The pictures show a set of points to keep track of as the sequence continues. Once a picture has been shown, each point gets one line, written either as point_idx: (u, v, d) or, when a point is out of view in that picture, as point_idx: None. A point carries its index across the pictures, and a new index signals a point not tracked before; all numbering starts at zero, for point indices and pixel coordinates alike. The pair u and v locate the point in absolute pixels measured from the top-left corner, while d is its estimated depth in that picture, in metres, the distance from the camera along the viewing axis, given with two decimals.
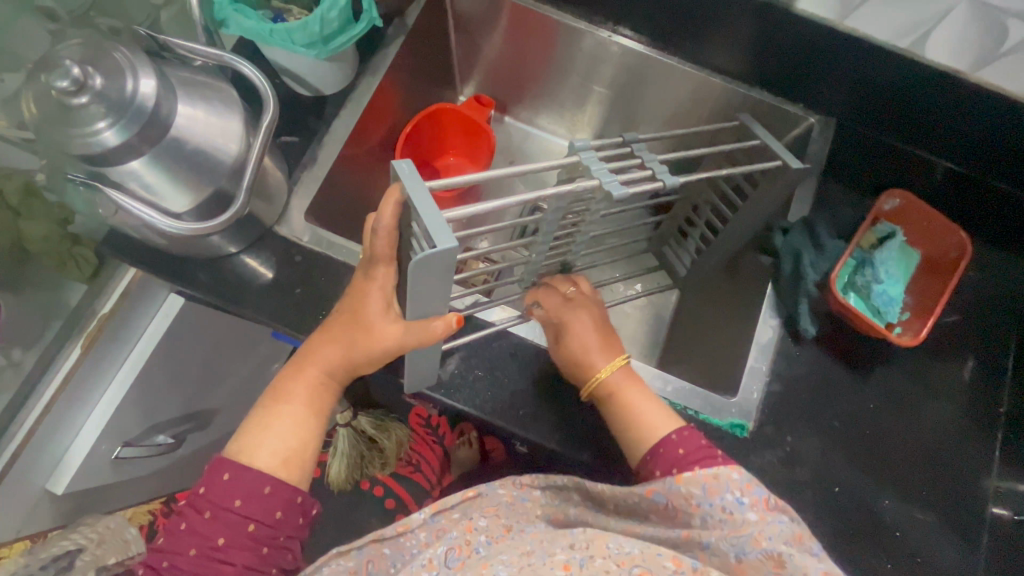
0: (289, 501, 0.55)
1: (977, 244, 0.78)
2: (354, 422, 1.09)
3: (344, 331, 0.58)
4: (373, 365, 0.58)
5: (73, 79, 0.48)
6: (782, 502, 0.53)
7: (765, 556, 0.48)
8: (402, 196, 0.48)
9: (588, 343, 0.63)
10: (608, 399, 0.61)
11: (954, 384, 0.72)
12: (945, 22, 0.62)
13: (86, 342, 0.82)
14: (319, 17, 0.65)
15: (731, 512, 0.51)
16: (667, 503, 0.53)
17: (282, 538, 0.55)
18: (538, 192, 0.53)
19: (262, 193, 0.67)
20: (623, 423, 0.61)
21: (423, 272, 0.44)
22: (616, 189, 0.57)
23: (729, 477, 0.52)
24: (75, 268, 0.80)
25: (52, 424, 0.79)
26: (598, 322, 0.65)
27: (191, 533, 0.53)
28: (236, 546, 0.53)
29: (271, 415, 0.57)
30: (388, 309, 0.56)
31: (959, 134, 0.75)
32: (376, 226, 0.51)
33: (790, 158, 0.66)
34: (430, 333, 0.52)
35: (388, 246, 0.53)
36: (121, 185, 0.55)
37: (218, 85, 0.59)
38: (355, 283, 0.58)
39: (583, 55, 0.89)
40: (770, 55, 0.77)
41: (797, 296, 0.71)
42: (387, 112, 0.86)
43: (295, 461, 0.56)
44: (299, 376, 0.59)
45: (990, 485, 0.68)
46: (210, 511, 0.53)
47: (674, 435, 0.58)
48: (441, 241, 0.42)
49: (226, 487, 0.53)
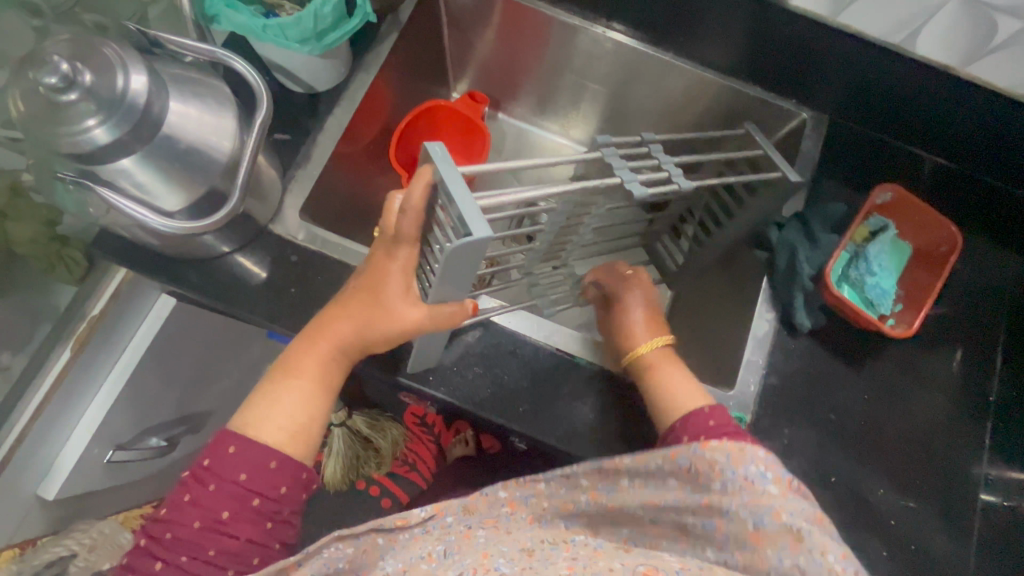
0: (294, 477, 0.55)
1: (967, 237, 0.79)
2: (348, 421, 1.10)
3: (360, 308, 0.57)
4: (385, 344, 0.58)
5: (62, 75, 0.47)
6: (803, 486, 0.53)
7: (785, 528, 0.47)
8: (433, 178, 0.47)
9: (634, 319, 0.69)
10: (642, 373, 0.65)
11: (945, 374, 0.73)
12: (936, 18, 0.64)
13: (76, 345, 0.81)
14: (312, 14, 0.64)
15: (753, 481, 0.51)
16: (690, 466, 0.53)
17: (286, 513, 0.55)
18: (553, 187, 0.54)
19: (255, 192, 0.66)
20: (654, 395, 0.63)
21: (456, 254, 0.45)
22: (638, 190, 0.59)
23: (754, 451, 0.53)
24: (65, 270, 0.79)
25: (42, 429, 0.78)
26: (650, 306, 0.70)
27: (193, 505, 0.52)
28: (241, 520, 0.52)
29: (280, 393, 0.56)
30: (409, 291, 0.55)
31: (952, 127, 0.76)
32: (404, 205, 0.49)
33: (787, 169, 0.68)
34: (450, 318, 0.55)
35: (415, 229, 0.51)
36: (111, 183, 0.54)
37: (211, 82, 0.58)
38: (373, 259, 0.56)
39: (577, 52, 0.89)
40: (764, 51, 0.78)
41: (791, 290, 0.71)
42: (381, 109, 0.85)
43: (301, 442, 0.56)
44: (311, 352, 0.58)
45: (980, 473, 0.69)
46: (215, 484, 0.52)
47: (706, 409, 0.60)
48: (477, 230, 0.42)
49: (232, 460, 0.53)
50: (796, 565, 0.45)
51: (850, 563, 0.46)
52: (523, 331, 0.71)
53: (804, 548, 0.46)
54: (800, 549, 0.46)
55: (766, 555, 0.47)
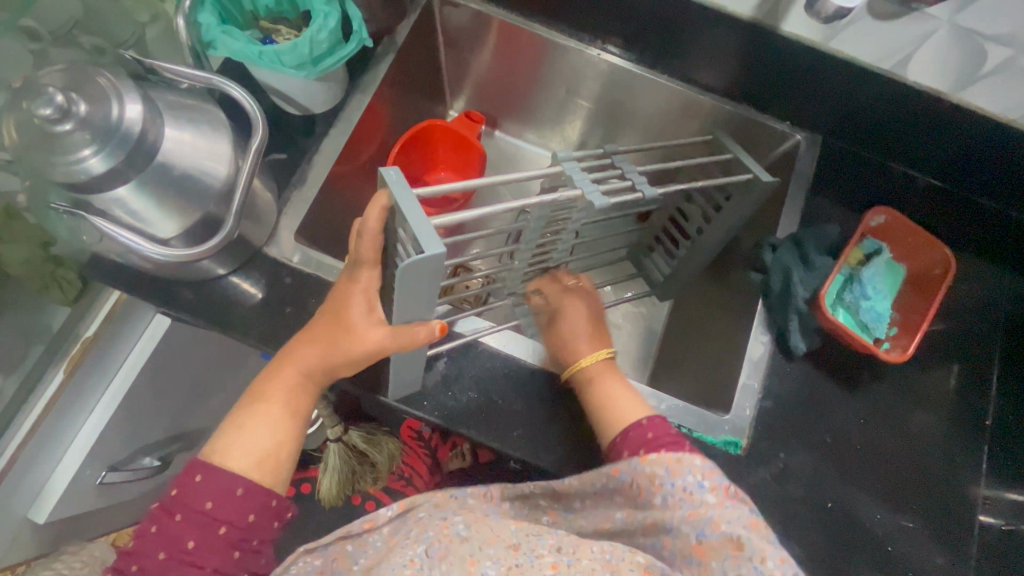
0: (263, 505, 0.54)
1: (963, 257, 0.79)
2: (344, 437, 1.03)
3: (324, 332, 0.57)
4: (353, 367, 0.58)
5: (56, 107, 0.47)
6: (742, 492, 0.54)
7: (725, 538, 0.49)
8: (388, 202, 0.48)
9: (575, 327, 0.68)
10: (586, 385, 0.64)
11: (941, 395, 0.73)
12: (926, 45, 0.65)
13: (69, 366, 0.83)
14: (308, 39, 0.65)
15: (691, 493, 0.52)
16: (632, 482, 0.54)
17: (256, 541, 0.54)
18: (521, 201, 0.54)
19: (251, 215, 0.66)
20: (596, 407, 0.63)
21: (409, 276, 0.45)
22: (598, 200, 0.59)
23: (691, 461, 0.54)
24: (59, 292, 0.79)
25: (33, 453, 0.78)
26: (593, 318, 0.70)
27: (160, 536, 0.51)
28: (207, 549, 0.51)
29: (251, 420, 0.56)
30: (371, 311, 0.56)
31: (942, 149, 0.77)
32: (362, 230, 0.51)
33: (758, 171, 0.69)
34: (413, 338, 0.52)
35: (372, 251, 0.53)
36: (106, 212, 0.54)
37: (206, 108, 0.59)
38: (339, 285, 0.58)
39: (573, 73, 0.90)
40: (756, 75, 0.79)
41: (786, 312, 0.71)
42: (377, 129, 0.85)
43: (269, 462, 0.56)
44: (277, 377, 0.58)
45: (978, 495, 0.69)
46: (181, 513, 0.52)
47: (644, 420, 0.59)
48: (429, 246, 0.43)
49: (197, 489, 0.52)
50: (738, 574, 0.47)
51: (787, 566, 0.47)
52: (518, 354, 0.70)
53: (744, 557, 0.47)
54: (741, 558, 0.47)
55: (710, 566, 0.48)
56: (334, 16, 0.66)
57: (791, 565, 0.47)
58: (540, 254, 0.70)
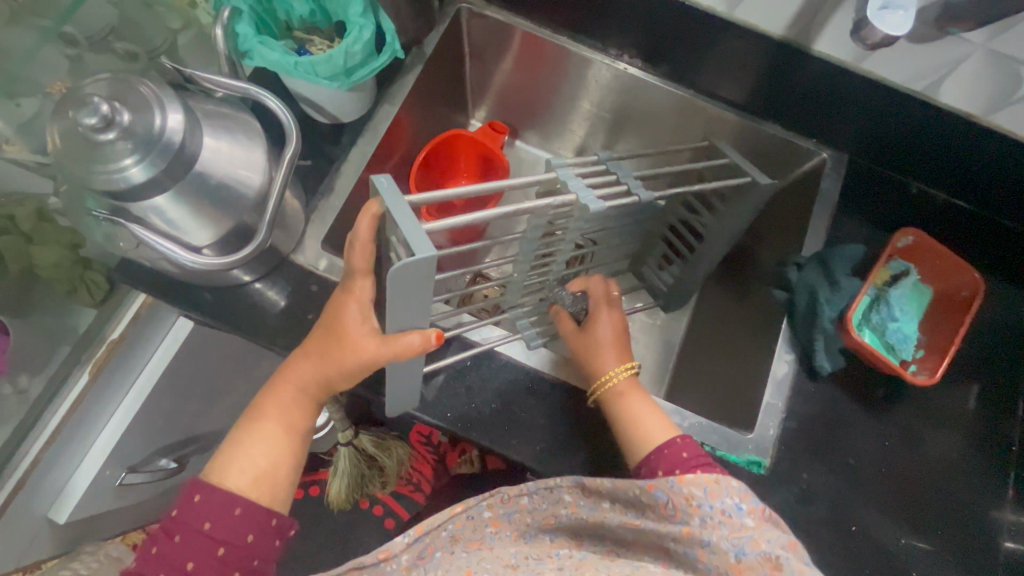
0: (262, 523, 0.53)
1: (990, 279, 0.78)
2: (355, 441, 1.03)
3: (320, 346, 0.56)
4: (349, 380, 0.56)
5: (101, 116, 0.48)
6: (775, 514, 0.54)
7: (763, 559, 0.49)
8: (379, 210, 0.48)
9: (602, 340, 0.66)
10: (612, 400, 0.63)
11: (962, 416, 0.72)
12: (960, 69, 0.65)
13: (93, 369, 0.83)
14: (343, 51, 0.66)
15: (730, 515, 0.51)
16: (668, 500, 0.53)
17: (256, 561, 0.53)
18: (520, 205, 0.53)
19: (280, 224, 0.66)
20: (626, 424, 0.62)
21: (405, 282, 0.43)
22: (592, 204, 0.57)
23: (728, 483, 0.53)
24: (87, 294, 0.80)
25: (57, 452, 0.79)
26: (621, 329, 0.68)
27: (157, 559, 0.51)
28: (205, 571, 0.51)
29: (247, 437, 0.56)
30: (365, 319, 0.53)
31: (970, 170, 0.76)
32: (353, 239, 0.50)
33: (754, 172, 0.71)
34: (408, 347, 0.49)
35: (366, 261, 0.52)
36: (143, 219, 0.54)
37: (241, 116, 0.59)
38: (332, 299, 0.56)
39: (598, 86, 0.90)
40: (784, 91, 0.79)
41: (811, 333, 0.71)
42: (402, 139, 0.86)
43: (266, 479, 0.55)
44: (273, 394, 0.57)
45: (1002, 520, 0.68)
46: (180, 534, 0.51)
47: (678, 439, 0.60)
48: (420, 249, 0.41)
49: (195, 510, 0.51)
50: None
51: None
52: (540, 368, 0.70)
53: None
54: None
55: None
56: (368, 28, 0.67)
57: None
58: (541, 260, 0.69)
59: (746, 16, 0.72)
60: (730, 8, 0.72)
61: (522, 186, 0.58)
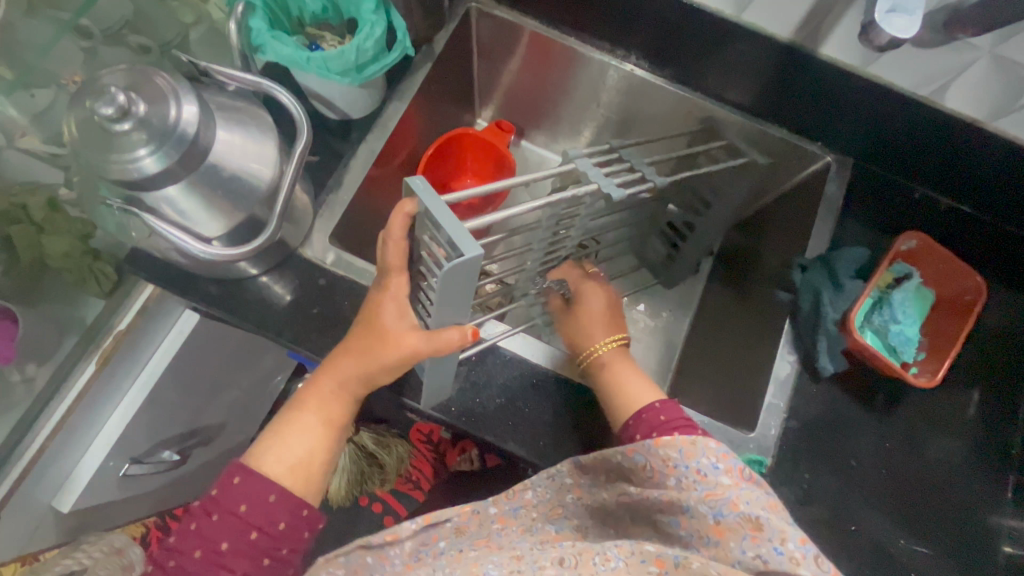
0: (294, 514, 0.54)
1: (991, 285, 0.79)
2: (355, 438, 1.11)
3: (359, 344, 0.56)
4: (392, 374, 0.56)
5: (118, 106, 0.49)
6: (756, 474, 0.53)
7: (743, 519, 0.48)
8: (412, 209, 0.47)
9: (589, 313, 0.68)
10: (597, 371, 0.64)
11: (962, 421, 0.73)
12: (965, 75, 0.66)
13: (100, 359, 0.81)
14: (355, 47, 0.66)
15: (705, 474, 0.51)
16: (646, 463, 0.53)
17: (284, 550, 0.54)
18: (538, 200, 0.55)
19: (289, 217, 0.67)
20: (611, 391, 0.63)
21: (451, 280, 0.44)
22: (615, 192, 0.60)
23: (706, 443, 0.53)
24: (95, 284, 0.78)
25: (64, 440, 0.78)
26: (610, 303, 0.69)
27: (196, 534, 0.52)
28: (237, 553, 0.52)
29: (286, 431, 0.56)
30: (403, 316, 0.54)
31: (972, 175, 0.77)
32: (387, 238, 0.50)
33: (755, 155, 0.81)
34: (449, 344, 0.51)
35: (399, 257, 0.52)
36: (155, 209, 0.55)
37: (254, 110, 0.60)
38: (367, 297, 0.56)
39: (605, 86, 0.91)
40: (789, 95, 0.79)
41: (815, 333, 0.71)
42: (410, 135, 0.86)
43: (302, 470, 0.55)
44: (313, 395, 0.57)
45: (1002, 524, 0.68)
46: (217, 513, 0.52)
47: (657, 404, 0.60)
48: (466, 249, 0.42)
49: (235, 491, 0.52)
50: (757, 555, 0.46)
51: (808, 548, 0.46)
52: (548, 366, 0.70)
53: (763, 537, 0.46)
54: (760, 539, 0.47)
55: (728, 548, 0.47)
56: (380, 25, 0.68)
57: (812, 546, 0.46)
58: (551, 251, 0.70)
59: (754, 18, 0.73)
60: (739, 11, 0.73)
61: (542, 179, 0.59)
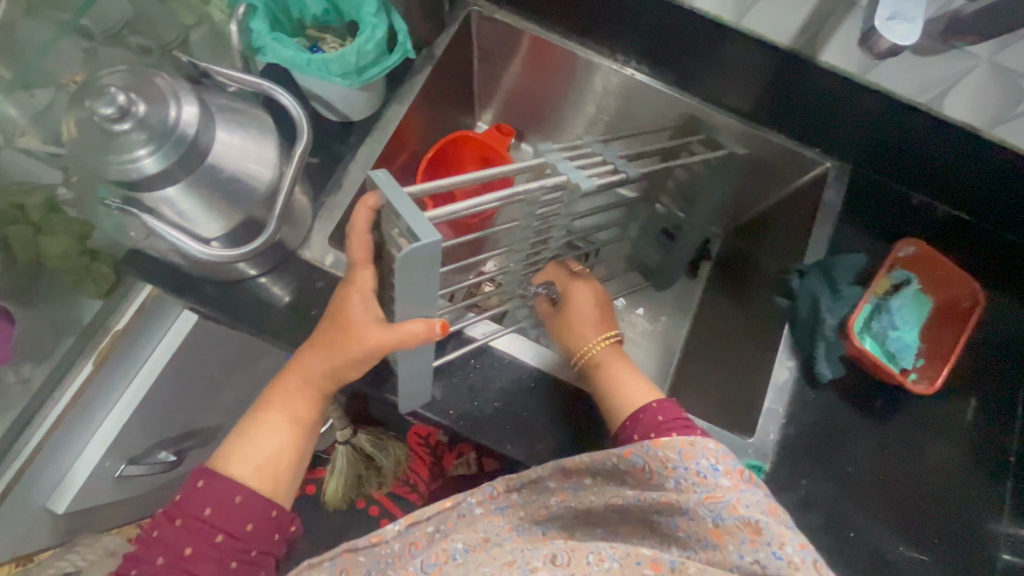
0: (262, 515, 0.53)
1: (989, 292, 0.79)
2: (353, 440, 1.03)
3: (327, 338, 0.56)
4: (359, 369, 0.56)
5: (118, 106, 0.49)
6: (755, 476, 0.53)
7: (742, 522, 0.48)
8: (373, 202, 0.50)
9: (578, 314, 0.69)
10: (592, 371, 0.65)
11: (960, 427, 0.73)
12: (964, 81, 0.66)
13: (97, 359, 0.82)
14: (356, 50, 0.67)
15: (706, 476, 0.51)
16: (644, 464, 0.53)
17: (254, 553, 0.53)
18: (512, 189, 0.55)
19: (288, 219, 0.67)
20: (606, 391, 0.64)
21: (411, 268, 0.44)
22: (585, 182, 0.61)
23: (705, 445, 0.53)
24: (92, 285, 0.78)
25: (59, 440, 0.79)
26: (599, 301, 0.70)
27: (160, 542, 0.51)
28: (203, 557, 0.51)
29: (254, 429, 0.56)
30: (369, 307, 0.54)
31: (972, 183, 0.77)
32: (352, 230, 0.53)
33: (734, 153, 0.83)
34: (414, 335, 0.51)
35: (363, 250, 0.54)
36: (153, 210, 0.55)
37: (254, 112, 0.60)
38: (336, 293, 0.57)
39: (605, 91, 0.91)
40: (784, 102, 0.80)
41: (813, 339, 0.72)
42: (410, 138, 0.86)
43: (267, 471, 0.55)
44: (287, 388, 0.57)
45: (1000, 532, 0.68)
46: (181, 518, 0.51)
47: (654, 404, 0.60)
48: (423, 234, 0.42)
49: (198, 495, 0.52)
50: (756, 559, 0.46)
51: (806, 552, 0.47)
52: (543, 368, 0.70)
53: (762, 541, 0.47)
54: (759, 542, 0.47)
55: (727, 551, 0.48)
56: (381, 28, 0.68)
57: (810, 550, 0.47)
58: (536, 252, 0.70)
59: (753, 24, 0.73)
60: (738, 17, 0.73)
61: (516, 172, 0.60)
